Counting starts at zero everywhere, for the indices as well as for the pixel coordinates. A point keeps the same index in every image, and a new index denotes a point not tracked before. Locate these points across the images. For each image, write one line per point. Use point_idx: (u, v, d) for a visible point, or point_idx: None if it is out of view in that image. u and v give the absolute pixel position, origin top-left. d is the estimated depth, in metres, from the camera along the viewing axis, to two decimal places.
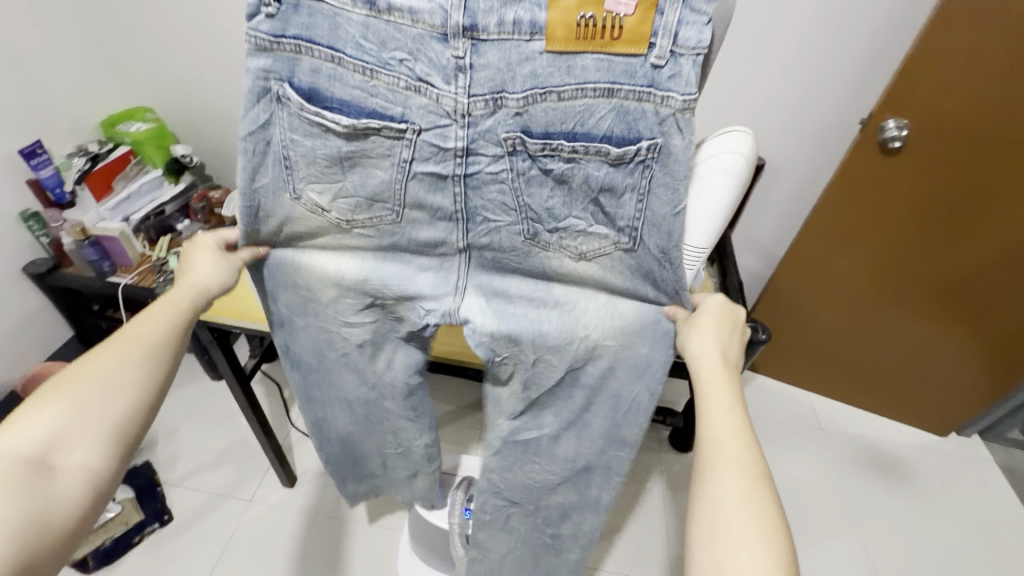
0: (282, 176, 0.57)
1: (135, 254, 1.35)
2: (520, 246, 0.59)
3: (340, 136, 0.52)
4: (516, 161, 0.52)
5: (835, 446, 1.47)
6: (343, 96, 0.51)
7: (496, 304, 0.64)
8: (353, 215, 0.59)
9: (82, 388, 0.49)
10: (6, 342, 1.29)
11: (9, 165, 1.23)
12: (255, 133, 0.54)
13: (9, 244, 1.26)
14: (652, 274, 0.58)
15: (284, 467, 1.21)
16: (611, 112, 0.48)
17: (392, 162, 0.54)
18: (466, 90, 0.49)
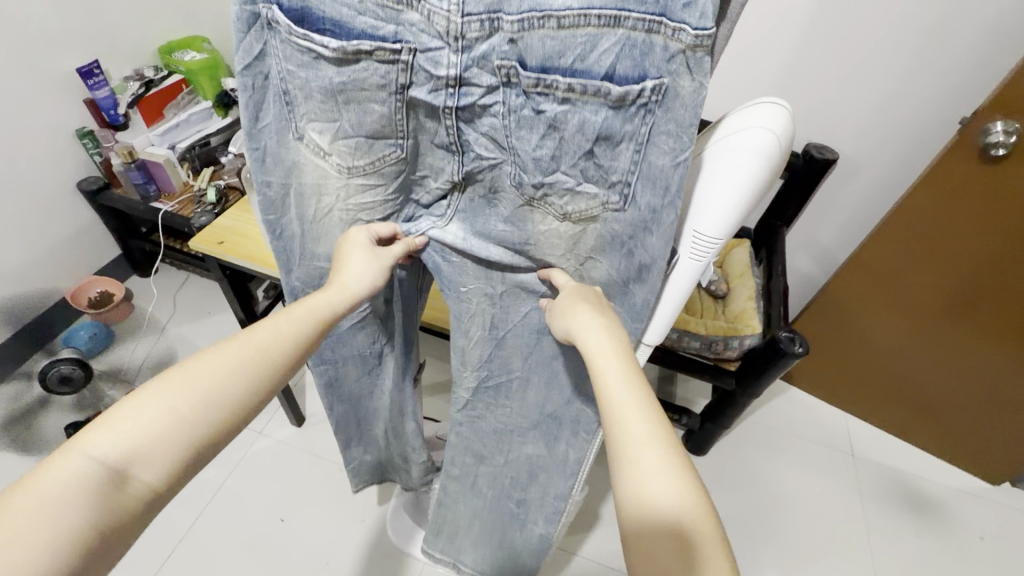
0: (281, 119, 0.52)
1: (179, 182, 1.39)
2: (507, 192, 0.54)
3: (331, 63, 0.46)
4: (510, 94, 0.46)
5: (863, 474, 1.36)
6: (335, 17, 0.44)
7: (472, 241, 0.60)
8: (353, 159, 0.53)
9: (188, 394, 0.44)
10: (58, 251, 1.37)
11: (68, 82, 1.27)
12: (253, 67, 0.49)
13: (65, 159, 1.32)
14: (632, 243, 0.52)
15: (293, 407, 1.25)
16: (615, 45, 0.41)
17: (387, 93, 0.47)
18: (460, 9, 0.42)
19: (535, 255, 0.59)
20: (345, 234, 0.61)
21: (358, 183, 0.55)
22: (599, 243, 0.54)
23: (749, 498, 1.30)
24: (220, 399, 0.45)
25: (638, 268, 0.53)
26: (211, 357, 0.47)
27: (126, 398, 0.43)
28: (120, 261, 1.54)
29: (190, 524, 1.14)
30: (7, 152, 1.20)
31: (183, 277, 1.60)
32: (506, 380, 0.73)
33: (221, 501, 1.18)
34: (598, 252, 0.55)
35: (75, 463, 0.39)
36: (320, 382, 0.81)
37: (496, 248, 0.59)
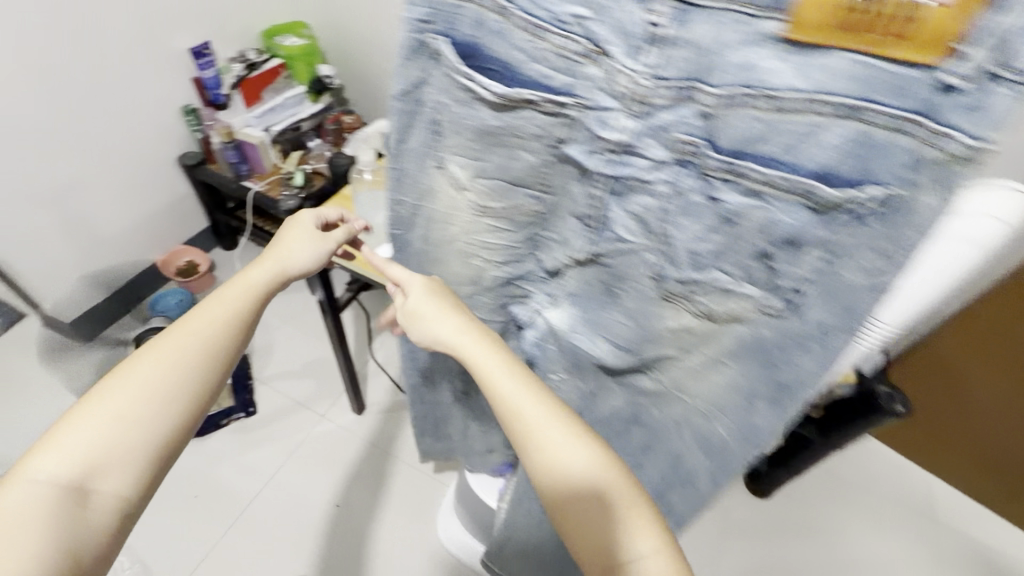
0: (426, 146, 0.45)
1: (269, 164, 1.44)
2: (643, 283, 0.45)
3: (491, 107, 0.39)
4: (683, 174, 0.37)
5: (943, 546, 1.24)
6: (506, 59, 0.37)
7: (587, 317, 0.52)
8: (489, 202, 0.46)
9: (120, 400, 0.48)
10: (154, 220, 1.45)
11: (180, 61, 1.33)
12: (409, 93, 0.42)
13: (170, 134, 1.39)
14: (773, 361, 0.43)
15: (357, 395, 1.27)
16: (842, 141, 0.32)
17: (541, 143, 0.40)
18: (652, 72, 0.34)
19: (651, 354, 0.51)
20: (470, 270, 0.54)
21: (490, 223, 0.48)
22: (734, 349, 0.45)
23: (809, 550, 1.23)
24: (160, 394, 0.50)
25: (777, 387, 0.45)
26: (143, 359, 0.51)
27: (58, 424, 0.48)
28: (207, 233, 1.61)
29: (252, 496, 1.19)
30: (118, 126, 1.27)
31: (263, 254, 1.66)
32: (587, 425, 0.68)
33: (281, 477, 1.22)
34: (730, 357, 0.46)
35: (26, 487, 0.45)
36: (414, 381, 0.81)
37: (604, 344, 0.52)
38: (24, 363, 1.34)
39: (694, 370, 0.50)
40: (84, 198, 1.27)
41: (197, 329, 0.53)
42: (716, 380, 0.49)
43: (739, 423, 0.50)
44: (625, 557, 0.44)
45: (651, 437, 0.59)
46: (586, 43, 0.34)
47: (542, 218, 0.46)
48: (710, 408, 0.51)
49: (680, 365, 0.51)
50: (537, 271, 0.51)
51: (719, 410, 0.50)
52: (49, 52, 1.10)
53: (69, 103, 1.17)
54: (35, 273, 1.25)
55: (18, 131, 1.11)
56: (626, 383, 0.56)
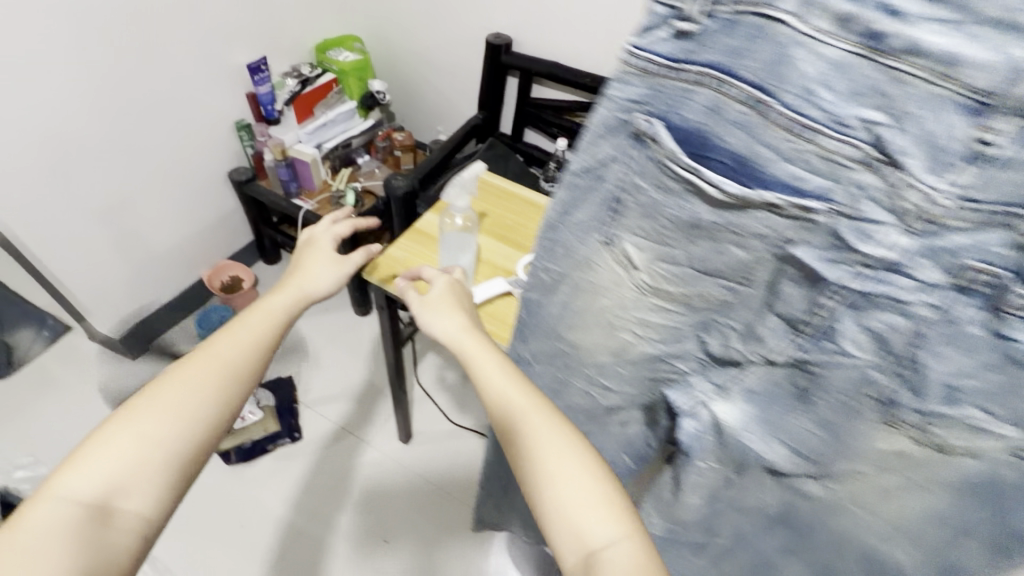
0: (597, 219, 0.39)
1: (319, 181, 1.41)
2: (864, 405, 0.35)
3: (708, 202, 0.33)
4: (955, 299, 0.30)
5: None
6: (754, 156, 0.31)
7: (763, 430, 0.39)
8: (665, 285, 0.38)
9: (150, 418, 0.48)
10: (200, 235, 1.42)
11: (235, 75, 1.30)
12: (593, 169, 0.37)
13: (222, 148, 1.36)
14: (1001, 501, 0.34)
15: (405, 423, 1.22)
16: None
17: (762, 243, 0.33)
18: (950, 185, 0.27)
19: (835, 469, 0.39)
20: (612, 342, 0.44)
21: (654, 307, 0.39)
22: (960, 484, 0.35)
23: None
24: (185, 406, 0.49)
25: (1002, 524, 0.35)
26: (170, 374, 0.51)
27: (85, 443, 0.47)
28: (250, 248, 1.58)
29: (297, 529, 1.14)
30: (172, 140, 1.24)
31: None
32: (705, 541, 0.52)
33: (327, 509, 1.17)
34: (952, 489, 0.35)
35: (52, 508, 0.44)
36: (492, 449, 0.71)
37: (778, 447, 0.40)
38: (66, 380, 1.31)
39: (884, 489, 0.38)
40: (133, 212, 1.24)
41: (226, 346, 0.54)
42: (912, 504, 0.37)
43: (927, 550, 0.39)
44: (599, 545, 0.42)
45: (794, 540, 0.45)
46: (864, 147, 0.28)
47: (730, 314, 0.37)
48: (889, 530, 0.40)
49: (883, 485, 0.38)
50: (703, 359, 0.40)
51: (900, 533, 0.39)
52: (110, 66, 1.07)
53: (126, 117, 1.14)
54: (83, 289, 1.23)
55: (75, 145, 1.09)
56: (787, 485, 0.42)
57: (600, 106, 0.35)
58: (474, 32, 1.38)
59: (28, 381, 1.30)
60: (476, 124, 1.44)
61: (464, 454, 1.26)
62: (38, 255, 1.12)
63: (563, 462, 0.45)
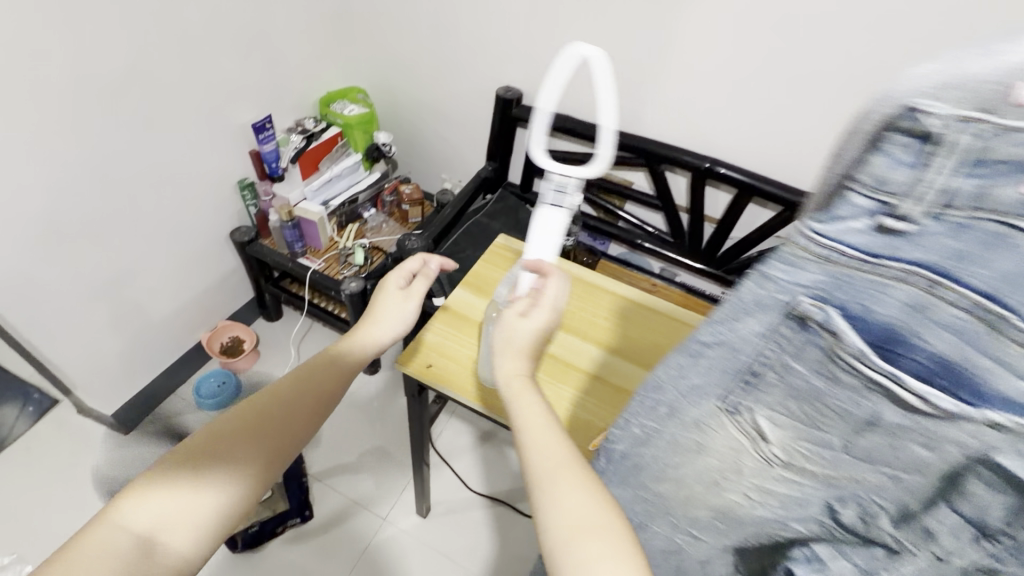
0: (711, 380, 0.32)
1: (325, 239, 1.35)
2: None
3: (906, 408, 0.27)
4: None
5: None
6: (978, 372, 0.24)
7: None
8: (805, 461, 0.31)
9: (223, 436, 0.49)
10: (202, 298, 1.36)
11: (239, 134, 1.26)
12: (723, 339, 0.32)
13: (223, 207, 1.31)
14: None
15: (424, 499, 1.17)
16: None
17: (963, 456, 0.25)
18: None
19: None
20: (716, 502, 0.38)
21: (780, 476, 0.33)
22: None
23: None
24: (268, 414, 0.52)
25: None
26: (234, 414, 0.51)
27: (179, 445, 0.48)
28: (251, 305, 1.52)
29: None
30: (174, 206, 1.19)
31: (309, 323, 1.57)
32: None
33: None
34: None
35: (107, 538, 0.42)
36: None
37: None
38: (57, 461, 1.23)
39: None
40: (135, 284, 1.18)
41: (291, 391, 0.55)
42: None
43: None
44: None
45: None
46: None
47: (880, 495, 0.29)
48: None
49: None
50: (830, 526, 0.32)
51: None
52: (114, 139, 1.01)
53: (130, 188, 1.08)
54: (79, 369, 1.15)
55: (75, 225, 1.01)
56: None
57: (753, 286, 0.31)
58: (484, 84, 1.33)
59: (14, 464, 1.21)
60: (486, 177, 1.40)
61: (484, 526, 1.22)
62: (30, 338, 1.04)
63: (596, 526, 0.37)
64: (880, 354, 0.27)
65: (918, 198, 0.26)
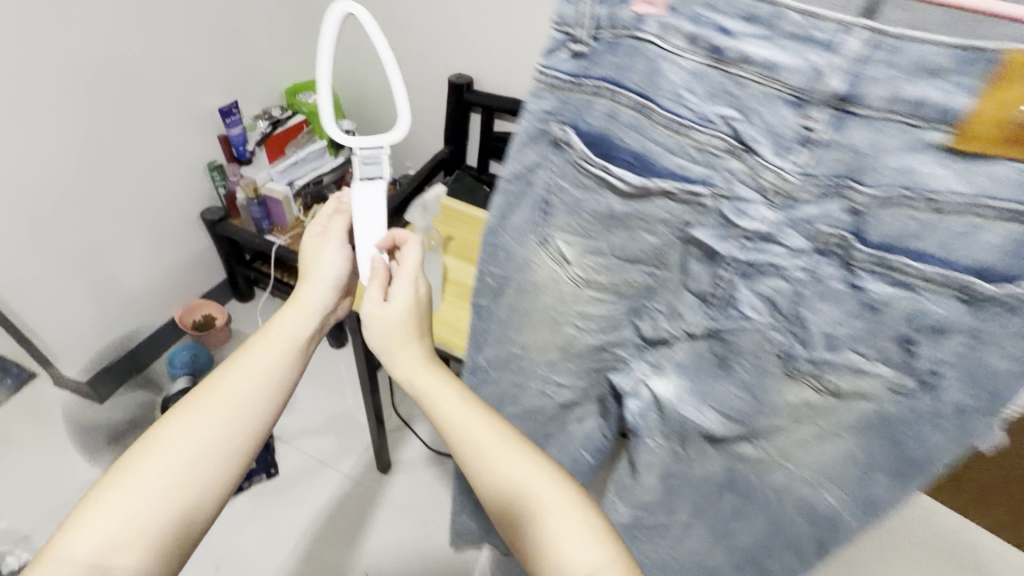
0: (525, 220, 0.41)
1: (291, 217, 1.44)
2: (757, 357, 0.36)
3: (619, 195, 0.34)
4: (822, 264, 0.30)
5: None
6: (641, 150, 0.31)
7: (688, 398, 0.42)
8: (596, 276, 0.40)
9: (165, 451, 0.42)
10: (173, 276, 1.44)
11: (207, 121, 1.35)
12: (520, 176, 0.38)
13: (194, 189, 1.40)
14: (900, 436, 0.36)
15: (383, 453, 1.24)
16: (1004, 244, 0.25)
17: (668, 229, 0.34)
18: (800, 169, 0.28)
19: (759, 426, 0.41)
20: (558, 338, 0.47)
21: (590, 297, 0.42)
22: (856, 423, 0.37)
23: None
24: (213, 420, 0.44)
25: (899, 459, 0.37)
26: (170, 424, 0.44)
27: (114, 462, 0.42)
28: (224, 286, 1.60)
29: (278, 565, 1.14)
30: (145, 185, 1.27)
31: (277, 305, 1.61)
32: (665, 522, 0.56)
33: (308, 544, 1.17)
34: (849, 430, 0.38)
35: (53, 573, 0.38)
36: None
37: (710, 411, 0.42)
38: (34, 429, 1.29)
39: (805, 439, 0.40)
40: (107, 258, 1.26)
41: (233, 383, 0.46)
42: (828, 451, 0.40)
43: (851, 493, 0.41)
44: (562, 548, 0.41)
45: (739, 504, 0.50)
46: (727, 138, 0.29)
47: (651, 297, 0.40)
48: (817, 477, 0.42)
49: (792, 399, 0.37)
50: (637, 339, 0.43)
51: (829, 479, 0.42)
52: (84, 119, 1.11)
53: (100, 166, 1.17)
54: (54, 338, 1.22)
55: (47, 197, 1.10)
56: (726, 451, 0.45)
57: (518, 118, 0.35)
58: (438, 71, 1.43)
59: None
60: (443, 157, 1.48)
61: (443, 481, 1.28)
62: (6, 304, 1.12)
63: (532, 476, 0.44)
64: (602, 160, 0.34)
65: (581, 23, 0.30)
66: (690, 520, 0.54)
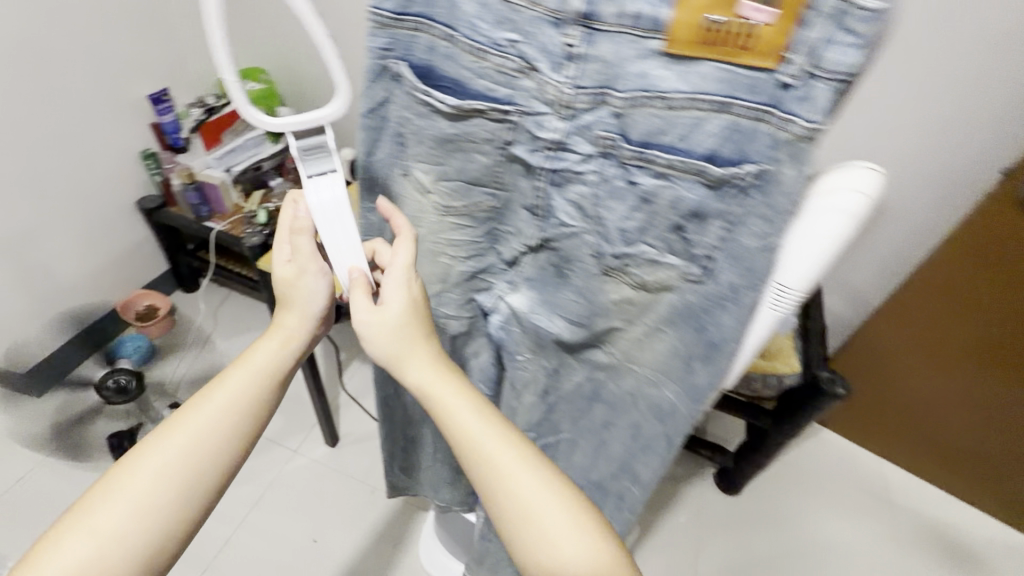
0: (386, 154, 0.46)
1: (230, 203, 1.44)
2: (581, 260, 0.43)
3: (446, 119, 0.39)
4: (605, 165, 0.36)
5: (902, 525, 1.28)
6: (456, 76, 0.37)
7: (538, 307, 0.49)
8: (451, 201, 0.45)
9: (141, 484, 0.45)
10: (110, 265, 1.43)
11: (137, 107, 1.35)
12: (374, 111, 0.42)
13: (129, 178, 1.40)
14: (704, 321, 0.41)
15: (329, 425, 1.27)
16: (721, 132, 0.32)
17: (493, 148, 0.40)
18: (571, 82, 0.34)
19: (599, 328, 0.47)
20: (436, 268, 0.51)
21: (451, 224, 0.47)
22: (669, 316, 0.43)
23: (778, 538, 1.24)
24: (187, 455, 0.47)
25: (706, 346, 0.43)
26: (146, 455, 0.47)
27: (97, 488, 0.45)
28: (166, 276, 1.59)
29: (225, 538, 1.15)
30: (73, 172, 1.27)
31: (225, 293, 1.64)
32: (553, 441, 0.61)
33: (256, 518, 1.18)
34: (668, 323, 0.43)
35: None
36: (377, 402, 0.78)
37: (559, 320, 0.48)
38: None
39: (638, 338, 0.47)
40: (37, 246, 1.24)
41: (202, 419, 0.48)
42: (659, 348, 0.46)
43: (685, 388, 0.47)
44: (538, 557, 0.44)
45: (611, 414, 0.55)
46: (515, 58, 0.35)
47: (498, 217, 0.45)
48: (656, 375, 0.48)
49: (615, 297, 0.44)
50: (495, 260, 0.49)
51: (665, 375, 0.48)
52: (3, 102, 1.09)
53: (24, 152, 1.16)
54: None
55: None
56: (584, 359, 0.52)
57: None
58: None
59: None
60: None
61: None
62: None
63: (518, 475, 0.45)
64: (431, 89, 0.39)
65: None
66: (575, 437, 0.60)
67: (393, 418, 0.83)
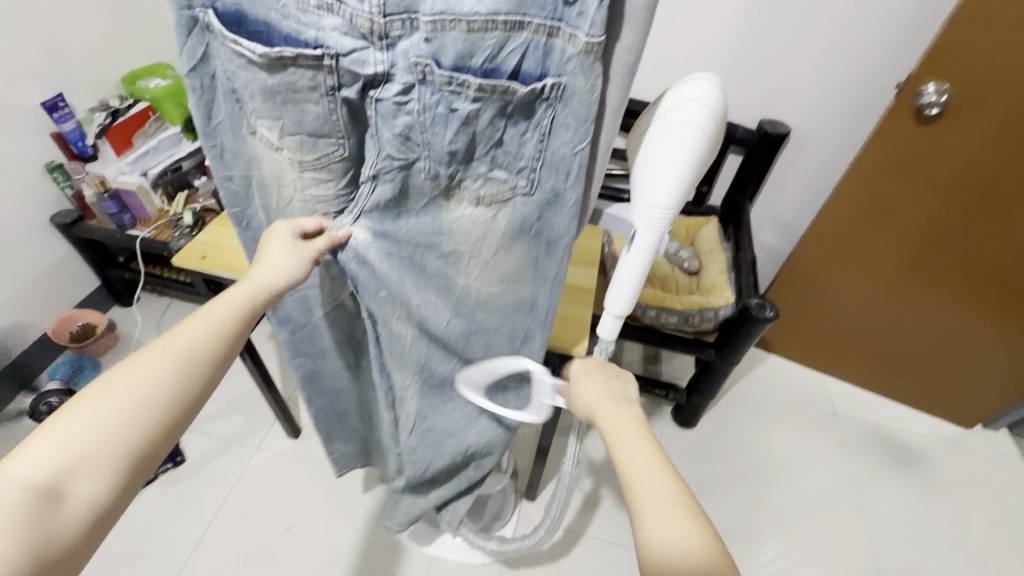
0: (228, 114, 0.50)
1: (153, 209, 1.37)
2: (420, 184, 0.50)
3: (261, 69, 0.42)
4: (424, 93, 0.42)
5: (847, 433, 1.37)
6: (266, 19, 0.42)
7: (385, 244, 0.55)
8: (302, 155, 0.49)
9: (134, 387, 0.43)
10: (34, 288, 1.36)
11: (33, 117, 1.26)
12: (199, 68, 0.46)
13: (35, 194, 1.32)
14: (536, 226, 0.52)
15: (288, 419, 1.26)
16: (520, 48, 0.40)
17: (319, 94, 0.44)
18: (380, 10, 0.39)
19: (447, 248, 0.56)
20: None
21: (312, 179, 0.52)
22: (512, 233, 0.53)
23: (738, 464, 1.30)
24: (174, 374, 0.45)
25: (547, 246, 0.55)
26: (137, 366, 0.44)
27: (83, 391, 0.42)
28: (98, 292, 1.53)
29: (194, 544, 1.13)
30: None
31: (165, 303, 1.62)
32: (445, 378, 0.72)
33: (225, 518, 1.17)
34: (512, 240, 0.54)
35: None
36: (300, 378, 0.79)
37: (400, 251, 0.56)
38: None
39: (489, 258, 0.56)
40: None
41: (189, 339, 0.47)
42: (509, 265, 0.57)
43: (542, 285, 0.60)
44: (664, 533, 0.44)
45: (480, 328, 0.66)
46: None
47: (347, 161, 0.50)
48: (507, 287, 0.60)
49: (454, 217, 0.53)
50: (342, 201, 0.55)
51: (516, 284, 0.60)
52: None
53: None
54: None
55: None
56: (447, 288, 0.60)
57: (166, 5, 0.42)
58: None
59: None
60: None
61: None
62: None
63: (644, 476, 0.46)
64: (248, 35, 0.43)
65: None
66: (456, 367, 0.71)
67: (318, 394, 0.82)
